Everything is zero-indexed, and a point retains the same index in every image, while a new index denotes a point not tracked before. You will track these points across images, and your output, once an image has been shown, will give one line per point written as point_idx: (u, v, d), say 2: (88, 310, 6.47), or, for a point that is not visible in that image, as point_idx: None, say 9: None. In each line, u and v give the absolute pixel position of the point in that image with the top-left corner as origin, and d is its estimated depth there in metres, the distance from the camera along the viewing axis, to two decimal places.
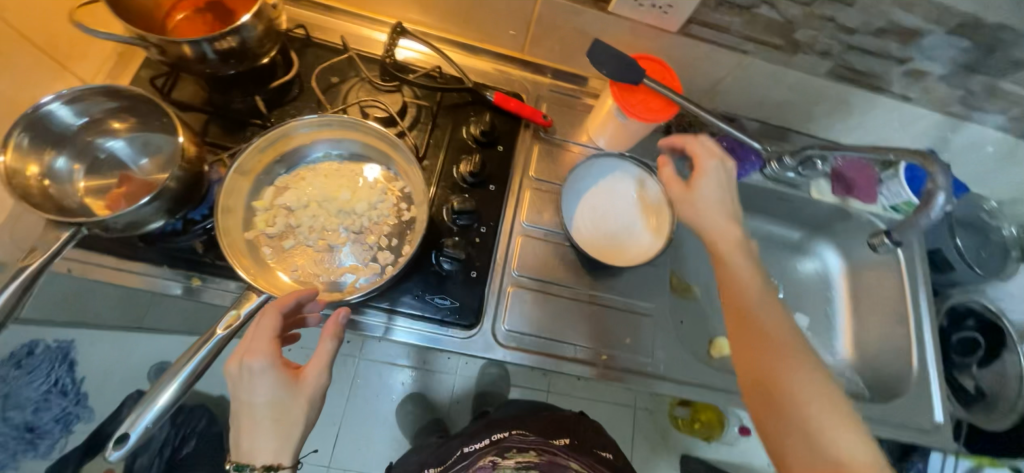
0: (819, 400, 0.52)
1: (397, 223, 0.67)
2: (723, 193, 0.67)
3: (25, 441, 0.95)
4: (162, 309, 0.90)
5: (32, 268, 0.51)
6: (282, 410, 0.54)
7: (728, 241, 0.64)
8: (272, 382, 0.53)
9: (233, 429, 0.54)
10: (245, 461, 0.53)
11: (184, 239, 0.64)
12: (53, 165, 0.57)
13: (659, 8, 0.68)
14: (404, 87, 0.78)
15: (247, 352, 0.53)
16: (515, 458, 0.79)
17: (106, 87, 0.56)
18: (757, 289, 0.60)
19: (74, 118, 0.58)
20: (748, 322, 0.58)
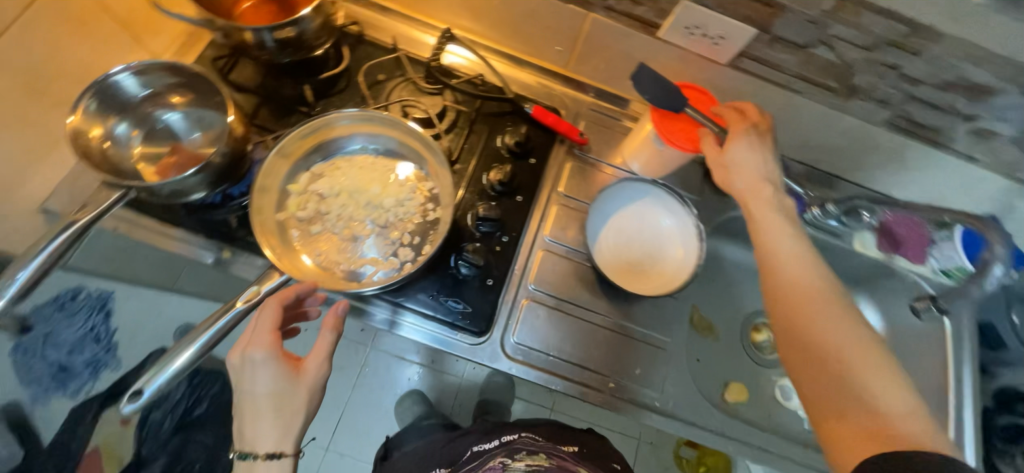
0: (863, 355, 0.50)
1: (421, 222, 0.68)
2: (760, 154, 0.66)
3: (57, 379, 1.01)
4: (194, 276, 0.95)
5: (81, 222, 0.55)
6: (281, 400, 0.56)
7: (766, 205, 0.64)
8: (271, 374, 0.56)
9: (235, 420, 0.57)
10: (248, 449, 0.56)
11: (219, 212, 0.67)
12: (114, 129, 0.61)
13: (710, 38, 0.67)
14: (446, 91, 0.79)
15: (249, 344, 0.56)
16: (526, 460, 0.76)
17: (172, 64, 0.60)
18: (796, 253, 0.59)
19: (138, 89, 0.62)
20: (787, 286, 0.57)
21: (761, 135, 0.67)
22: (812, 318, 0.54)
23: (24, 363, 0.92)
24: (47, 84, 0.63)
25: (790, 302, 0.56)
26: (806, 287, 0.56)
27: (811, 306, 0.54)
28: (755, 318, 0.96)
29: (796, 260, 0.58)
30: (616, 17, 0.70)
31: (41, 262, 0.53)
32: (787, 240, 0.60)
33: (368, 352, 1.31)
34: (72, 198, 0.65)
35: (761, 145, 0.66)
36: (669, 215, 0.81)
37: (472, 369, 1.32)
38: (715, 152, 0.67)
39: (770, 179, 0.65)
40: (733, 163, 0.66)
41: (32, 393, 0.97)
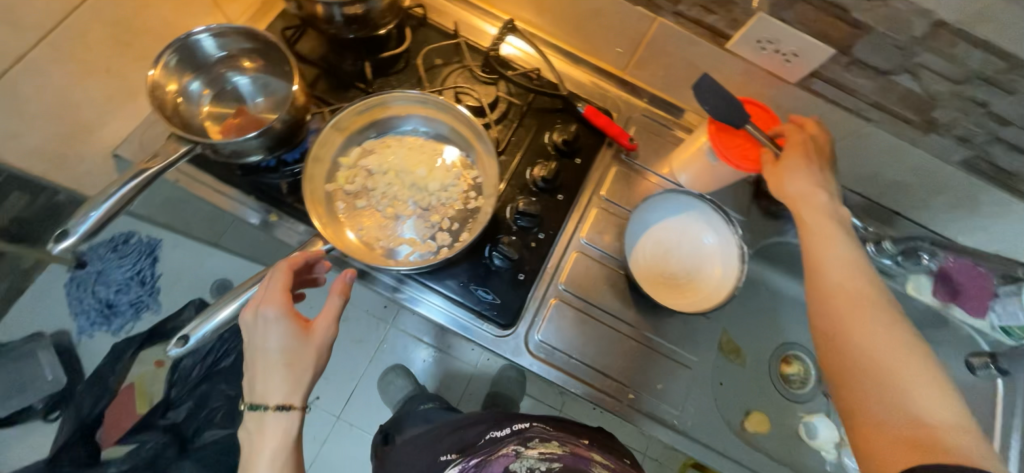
0: (908, 361, 0.50)
1: (462, 209, 0.68)
2: (817, 164, 0.65)
3: (103, 315, 1.12)
4: (238, 235, 0.99)
5: (151, 172, 0.58)
6: (292, 357, 0.58)
7: (819, 211, 0.63)
8: (281, 330, 0.58)
9: (247, 374, 0.59)
10: (258, 402, 0.58)
11: (274, 176, 0.70)
12: (188, 86, 0.64)
13: (783, 55, 0.64)
14: (501, 82, 0.79)
15: (262, 302, 0.58)
16: (538, 448, 0.72)
17: (248, 30, 0.63)
18: (844, 259, 0.59)
19: (215, 49, 0.64)
20: (831, 291, 0.57)
21: (818, 145, 0.66)
22: (853, 322, 0.54)
23: (76, 295, 1.06)
24: (133, 38, 0.66)
25: (833, 307, 0.56)
26: (851, 292, 0.56)
27: (853, 312, 0.55)
28: (787, 349, 0.92)
29: (844, 266, 0.58)
30: (685, 24, 0.68)
31: (112, 204, 0.56)
32: (835, 246, 0.60)
33: (386, 330, 1.32)
34: (141, 147, 0.68)
35: (818, 154, 0.65)
36: (712, 232, 0.78)
37: (487, 360, 1.33)
38: (769, 164, 0.66)
39: (825, 187, 0.64)
40: (790, 172, 0.64)
41: (80, 324, 1.10)
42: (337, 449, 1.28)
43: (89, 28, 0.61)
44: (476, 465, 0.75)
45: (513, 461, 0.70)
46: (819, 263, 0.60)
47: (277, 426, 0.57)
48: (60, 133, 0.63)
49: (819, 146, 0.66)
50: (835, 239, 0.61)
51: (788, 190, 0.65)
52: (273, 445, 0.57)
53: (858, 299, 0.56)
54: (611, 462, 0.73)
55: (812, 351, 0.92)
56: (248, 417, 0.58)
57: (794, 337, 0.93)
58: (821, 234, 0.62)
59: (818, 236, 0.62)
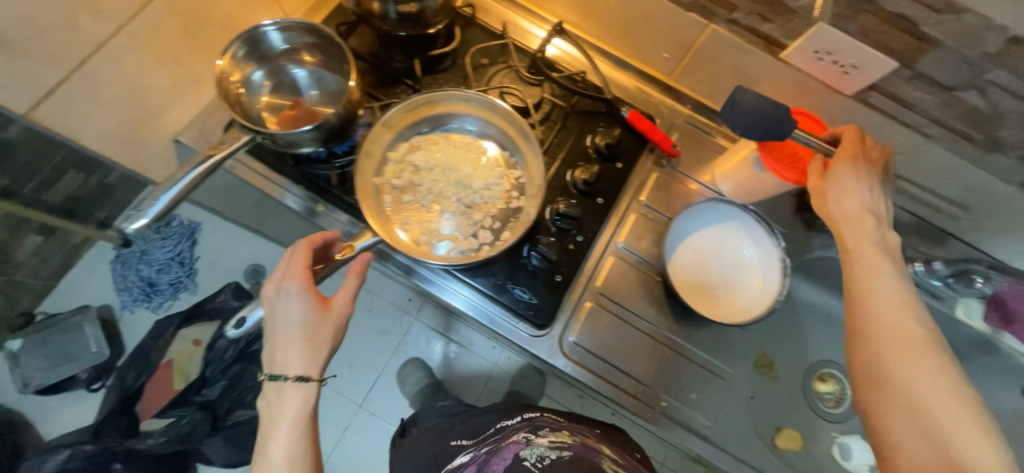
0: (960, 414, 0.45)
1: (504, 208, 0.70)
2: (869, 184, 0.60)
3: (145, 292, 1.30)
4: (279, 222, 1.03)
5: (214, 159, 0.61)
6: (311, 331, 0.61)
7: (868, 234, 0.57)
8: (301, 305, 0.61)
9: (267, 346, 0.62)
10: (279, 373, 0.61)
11: (324, 168, 0.72)
12: (250, 77, 0.66)
13: (841, 66, 0.63)
14: (546, 83, 0.80)
15: (285, 278, 0.61)
16: (549, 437, 0.74)
17: (311, 25, 0.64)
18: (890, 286, 0.53)
19: (279, 41, 0.66)
20: (873, 326, 0.52)
21: (874, 165, 0.61)
22: (899, 364, 0.48)
23: (123, 271, 1.30)
24: (200, 30, 0.68)
25: (875, 344, 0.51)
26: (897, 329, 0.50)
27: (898, 352, 0.49)
28: (822, 366, 0.89)
29: (890, 297, 0.52)
30: (739, 31, 0.67)
31: (178, 192, 0.59)
32: (880, 272, 0.54)
33: (412, 322, 1.36)
34: (201, 135, 0.71)
35: (873, 174, 0.60)
36: (753, 244, 0.77)
37: (508, 359, 1.35)
38: (817, 179, 0.63)
39: (877, 212, 0.59)
40: (839, 190, 0.60)
41: (123, 299, 1.30)
42: (360, 439, 1.28)
43: None
44: (487, 452, 0.76)
45: (524, 449, 0.71)
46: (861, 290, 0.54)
47: (294, 397, 0.60)
48: (129, 118, 0.69)
49: (876, 164, 0.61)
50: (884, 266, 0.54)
51: (835, 211, 0.60)
52: (290, 412, 0.60)
53: (904, 338, 0.50)
54: (619, 457, 0.74)
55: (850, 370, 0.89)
56: (267, 386, 0.61)
57: (831, 355, 0.90)
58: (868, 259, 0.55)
59: (863, 261, 0.55)
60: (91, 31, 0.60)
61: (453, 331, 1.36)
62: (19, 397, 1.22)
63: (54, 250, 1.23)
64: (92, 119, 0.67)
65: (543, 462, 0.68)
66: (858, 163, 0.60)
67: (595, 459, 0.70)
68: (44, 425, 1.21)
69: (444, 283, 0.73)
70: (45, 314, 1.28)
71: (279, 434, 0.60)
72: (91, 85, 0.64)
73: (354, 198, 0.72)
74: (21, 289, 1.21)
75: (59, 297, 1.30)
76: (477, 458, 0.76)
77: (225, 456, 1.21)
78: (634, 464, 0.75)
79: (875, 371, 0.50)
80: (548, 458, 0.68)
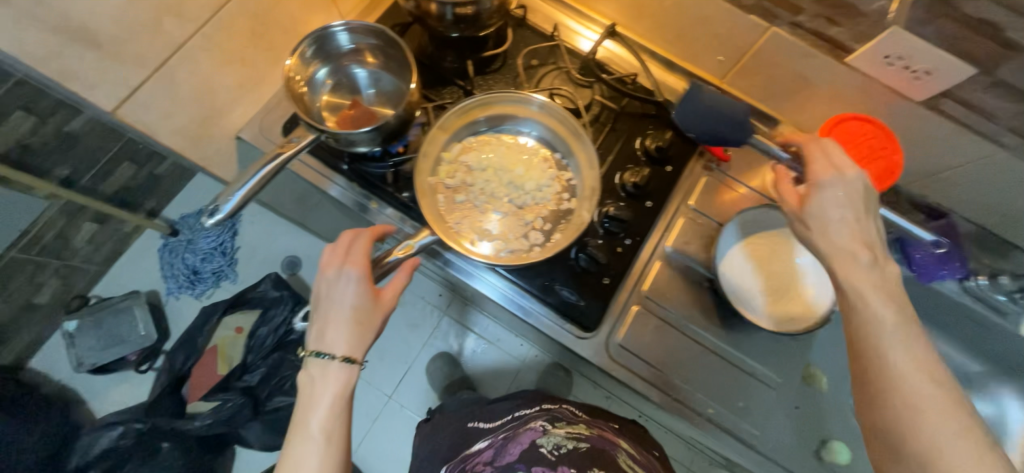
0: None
1: (555, 210, 0.70)
2: (853, 211, 0.53)
3: (189, 279, 1.35)
4: (322, 216, 1.06)
5: (284, 156, 0.62)
6: (363, 315, 0.62)
7: (871, 280, 0.49)
8: (356, 288, 0.62)
9: (315, 324, 0.62)
10: (324, 350, 0.60)
11: (379, 166, 0.73)
12: (315, 75, 0.69)
13: (913, 72, 0.61)
14: (596, 84, 0.79)
15: (347, 261, 0.63)
16: (565, 428, 0.76)
17: (377, 27, 0.66)
18: (905, 344, 0.45)
19: (345, 41, 0.68)
20: (880, 395, 0.45)
21: (855, 186, 0.54)
22: (917, 443, 0.42)
23: (169, 259, 1.36)
24: (264, 30, 0.71)
25: (885, 416, 0.44)
26: (912, 400, 0.43)
27: (920, 428, 0.42)
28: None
29: (903, 360, 0.44)
30: (802, 35, 0.66)
31: (246, 192, 0.59)
32: (889, 328, 0.46)
33: (442, 318, 1.38)
34: (260, 131, 0.74)
35: (857, 199, 0.53)
36: (806, 253, 0.76)
37: (536, 357, 1.35)
38: (791, 207, 0.57)
39: (870, 244, 0.52)
40: (817, 219, 0.53)
41: (170, 286, 1.36)
42: (388, 431, 1.29)
43: (233, 21, 0.67)
44: (506, 439, 0.79)
45: (541, 436, 0.73)
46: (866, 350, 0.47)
47: (338, 376, 0.60)
48: (197, 114, 0.71)
49: (857, 186, 0.54)
50: (897, 323, 0.46)
51: (818, 248, 0.53)
52: (334, 389, 0.59)
53: (922, 411, 0.42)
54: (635, 451, 0.77)
55: None
56: (309, 362, 0.61)
57: None
58: (874, 314, 0.47)
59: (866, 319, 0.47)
60: (172, 33, 0.63)
61: (482, 328, 1.37)
62: (73, 375, 1.28)
63: (107, 237, 1.31)
64: (167, 116, 0.68)
65: (560, 450, 0.69)
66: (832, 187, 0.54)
67: (611, 452, 0.72)
68: (94, 402, 1.27)
69: (492, 283, 0.74)
70: (98, 297, 1.35)
71: (319, 410, 0.58)
72: (170, 85, 0.66)
73: (408, 196, 0.73)
74: (77, 274, 1.29)
75: (110, 283, 1.36)
76: (495, 443, 0.79)
77: (263, 440, 1.25)
78: (647, 460, 0.77)
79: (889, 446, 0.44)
80: (565, 446, 0.70)
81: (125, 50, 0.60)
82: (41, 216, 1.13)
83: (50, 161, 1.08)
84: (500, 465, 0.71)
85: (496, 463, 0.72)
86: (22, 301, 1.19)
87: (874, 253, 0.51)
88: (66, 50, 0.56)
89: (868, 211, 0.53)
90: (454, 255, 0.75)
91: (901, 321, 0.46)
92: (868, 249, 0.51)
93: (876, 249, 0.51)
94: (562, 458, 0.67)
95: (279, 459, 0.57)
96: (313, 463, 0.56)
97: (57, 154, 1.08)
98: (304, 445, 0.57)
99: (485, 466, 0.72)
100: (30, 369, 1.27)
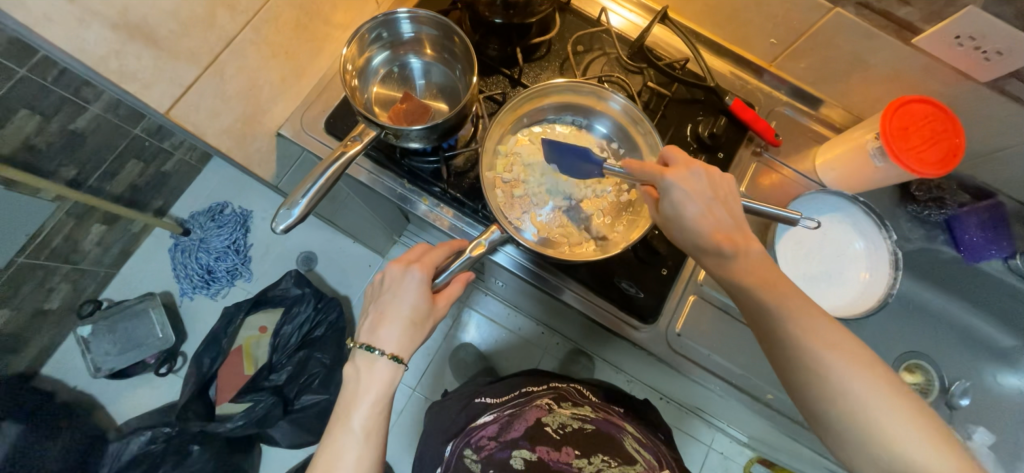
0: (907, 429, 0.44)
1: (614, 202, 0.70)
2: (706, 205, 0.54)
3: (204, 279, 1.30)
4: (348, 210, 1.02)
5: (348, 155, 0.58)
6: (419, 316, 0.58)
7: (749, 272, 0.52)
8: (417, 290, 0.57)
9: (369, 315, 0.58)
10: (375, 345, 0.56)
11: (429, 161, 0.71)
12: (370, 62, 0.68)
13: (983, 53, 0.61)
14: (648, 70, 0.77)
15: (417, 260, 0.59)
16: (572, 409, 0.78)
17: (439, 18, 0.64)
18: (800, 324, 0.49)
19: (407, 29, 0.67)
20: (796, 376, 0.49)
21: (698, 182, 0.55)
22: (839, 410, 0.46)
23: (182, 259, 1.31)
24: (308, 22, 0.72)
25: (805, 392, 0.48)
26: (822, 374, 0.47)
27: (836, 396, 0.46)
28: (909, 356, 0.80)
29: (802, 338, 0.48)
30: (868, 16, 0.64)
31: (309, 201, 0.55)
32: (782, 315, 0.49)
33: (460, 307, 1.35)
34: (302, 128, 0.71)
35: (704, 193, 0.54)
36: (862, 238, 0.76)
37: (557, 344, 1.34)
38: (657, 213, 0.59)
39: (728, 234, 0.54)
40: (679, 225, 0.55)
41: (184, 286, 1.30)
42: (411, 423, 1.24)
43: None
44: (512, 414, 0.78)
45: (546, 415, 0.76)
46: (770, 339, 0.51)
47: (383, 375, 0.56)
48: (242, 113, 0.69)
49: (701, 180, 0.55)
50: (794, 306, 0.50)
51: (692, 250, 0.56)
52: (378, 387, 0.56)
53: (833, 382, 0.46)
54: (640, 435, 0.76)
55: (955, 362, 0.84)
56: (357, 354, 0.57)
57: (920, 346, 0.81)
58: (770, 303, 0.50)
59: (764, 310, 0.51)
60: (224, 27, 0.62)
61: (501, 318, 1.35)
62: (90, 380, 1.21)
63: (117, 239, 1.25)
64: (215, 116, 0.66)
65: (565, 429, 0.73)
66: (678, 190, 0.54)
67: (617, 435, 0.73)
68: (112, 407, 1.20)
69: (543, 276, 0.72)
70: (110, 301, 1.28)
71: (363, 403, 0.55)
72: (219, 82, 0.64)
73: (459, 192, 0.70)
74: (87, 277, 1.22)
75: (120, 286, 1.29)
76: (500, 418, 0.78)
77: (290, 437, 1.17)
78: (656, 444, 0.76)
79: (818, 417, 0.48)
80: (570, 426, 0.74)
81: (179, 49, 0.58)
82: (49, 220, 1.09)
83: (58, 163, 1.05)
84: (506, 441, 0.72)
85: (501, 438, 0.73)
86: (33, 307, 1.13)
87: (734, 243, 0.53)
88: (125, 48, 0.54)
89: (720, 201, 0.55)
90: (510, 247, 0.72)
91: (790, 304, 0.50)
92: (728, 240, 0.53)
93: (735, 237, 0.53)
94: (566, 437, 0.71)
95: (317, 446, 0.54)
96: (350, 460, 0.53)
97: (63, 155, 1.05)
98: (343, 438, 0.54)
99: (490, 442, 0.73)
100: (45, 375, 1.19)
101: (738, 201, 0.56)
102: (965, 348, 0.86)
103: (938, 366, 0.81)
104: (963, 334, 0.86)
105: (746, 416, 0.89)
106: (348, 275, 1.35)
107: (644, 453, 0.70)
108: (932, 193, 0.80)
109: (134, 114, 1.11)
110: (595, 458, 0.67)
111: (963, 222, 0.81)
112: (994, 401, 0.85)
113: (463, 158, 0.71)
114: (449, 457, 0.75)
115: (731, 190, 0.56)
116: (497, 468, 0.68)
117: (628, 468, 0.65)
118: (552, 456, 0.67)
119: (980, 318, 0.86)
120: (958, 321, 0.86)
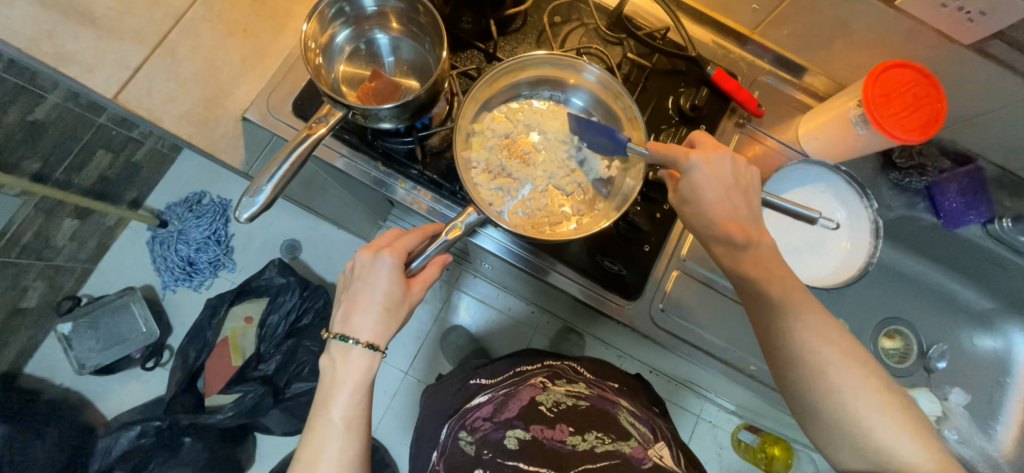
0: (873, 409, 0.47)
1: (596, 180, 0.69)
2: (725, 190, 0.55)
3: (186, 271, 1.27)
4: (327, 196, 0.98)
5: (314, 137, 0.56)
6: (394, 302, 0.56)
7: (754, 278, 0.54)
8: (389, 275, 0.56)
9: (342, 304, 0.57)
10: (349, 335, 0.55)
11: (404, 142, 0.68)
12: (333, 40, 0.66)
13: (966, 13, 0.60)
14: (628, 41, 0.75)
15: (387, 245, 0.58)
16: (565, 386, 0.78)
17: None
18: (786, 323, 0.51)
19: (371, 2, 0.64)
20: (798, 386, 0.50)
21: (724, 168, 0.56)
22: (814, 391, 0.49)
23: (162, 252, 1.27)
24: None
25: (801, 399, 0.50)
26: (827, 387, 0.48)
27: (834, 406, 0.48)
28: (890, 323, 0.81)
29: (784, 331, 0.51)
30: None
31: (273, 187, 0.53)
32: (764, 314, 0.52)
33: (449, 291, 1.34)
34: (270, 111, 0.68)
35: (727, 181, 0.55)
36: (843, 208, 0.76)
37: (547, 323, 1.33)
38: (673, 194, 0.60)
39: (742, 225, 0.55)
40: (694, 207, 0.56)
41: (164, 279, 1.27)
42: (406, 405, 1.25)
43: None
44: (506, 393, 0.78)
45: (541, 394, 0.76)
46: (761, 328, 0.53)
47: (360, 364, 0.55)
48: (201, 96, 0.65)
49: (726, 167, 0.56)
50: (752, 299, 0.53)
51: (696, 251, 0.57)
52: (356, 377, 0.55)
53: (838, 397, 0.48)
54: (636, 409, 0.77)
55: (939, 330, 0.85)
56: (332, 345, 0.56)
57: (901, 312, 0.82)
58: (753, 297, 0.53)
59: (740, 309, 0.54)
60: None
61: (491, 299, 1.34)
62: (76, 377, 1.19)
63: (90, 233, 1.20)
64: (171, 100, 0.63)
65: (559, 407, 0.73)
66: (701, 172, 0.55)
67: (611, 410, 0.74)
68: (101, 403, 1.18)
69: (529, 257, 0.71)
70: (90, 297, 1.24)
71: (342, 394, 0.54)
72: (172, 63, 0.63)
73: (435, 174, 0.68)
74: (63, 273, 1.18)
75: (99, 282, 1.26)
76: (495, 398, 0.77)
77: (285, 424, 1.15)
78: (650, 417, 0.77)
79: (803, 405, 0.50)
80: (564, 403, 0.74)
81: (122, 27, 0.60)
82: (16, 215, 1.04)
83: (19, 156, 1.00)
84: (500, 421, 0.72)
85: (496, 418, 0.73)
86: (9, 307, 1.09)
87: (746, 234, 0.54)
88: (58, 28, 0.55)
89: (741, 191, 0.56)
90: (493, 230, 0.70)
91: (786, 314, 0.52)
92: (739, 230, 0.54)
93: (749, 229, 0.55)
94: (561, 414, 0.72)
95: (299, 441, 0.54)
96: (332, 451, 0.52)
97: (24, 148, 1.00)
98: (324, 431, 0.53)
99: (485, 422, 0.73)
100: (28, 375, 1.16)
101: (758, 194, 0.57)
102: (944, 313, 0.87)
103: (918, 332, 0.82)
104: (943, 299, 0.88)
105: (733, 387, 0.89)
106: (332, 262, 1.33)
107: (638, 426, 0.72)
108: (914, 160, 0.80)
109: (95, 103, 1.06)
110: (589, 435, 0.68)
111: (944, 189, 0.81)
112: (973, 364, 0.87)
113: (438, 137, 0.69)
114: (445, 440, 0.75)
115: (752, 182, 0.57)
116: (492, 448, 0.68)
117: (622, 445, 0.66)
118: (546, 434, 0.69)
119: (957, 283, 0.88)
120: (937, 286, 0.88)
